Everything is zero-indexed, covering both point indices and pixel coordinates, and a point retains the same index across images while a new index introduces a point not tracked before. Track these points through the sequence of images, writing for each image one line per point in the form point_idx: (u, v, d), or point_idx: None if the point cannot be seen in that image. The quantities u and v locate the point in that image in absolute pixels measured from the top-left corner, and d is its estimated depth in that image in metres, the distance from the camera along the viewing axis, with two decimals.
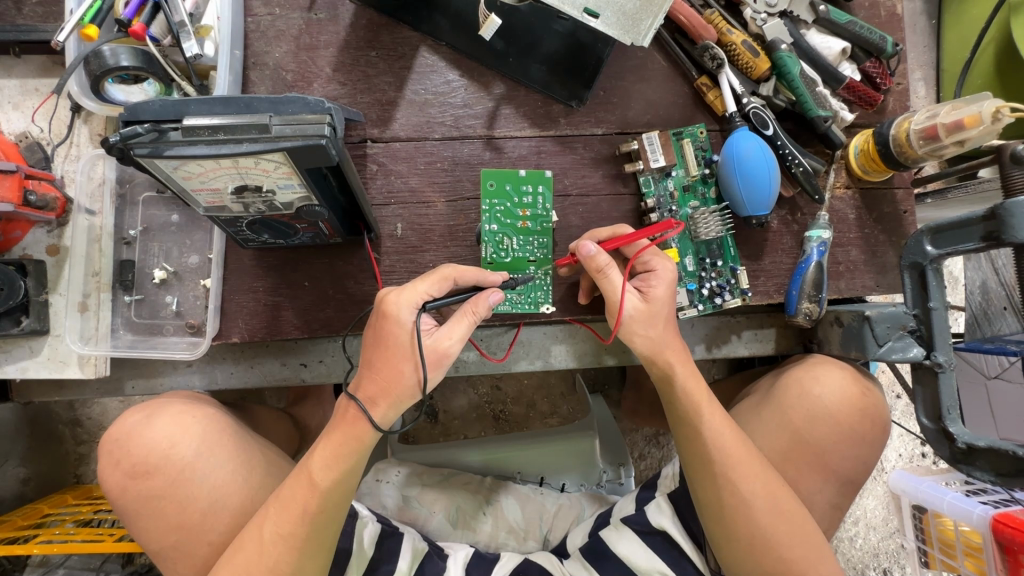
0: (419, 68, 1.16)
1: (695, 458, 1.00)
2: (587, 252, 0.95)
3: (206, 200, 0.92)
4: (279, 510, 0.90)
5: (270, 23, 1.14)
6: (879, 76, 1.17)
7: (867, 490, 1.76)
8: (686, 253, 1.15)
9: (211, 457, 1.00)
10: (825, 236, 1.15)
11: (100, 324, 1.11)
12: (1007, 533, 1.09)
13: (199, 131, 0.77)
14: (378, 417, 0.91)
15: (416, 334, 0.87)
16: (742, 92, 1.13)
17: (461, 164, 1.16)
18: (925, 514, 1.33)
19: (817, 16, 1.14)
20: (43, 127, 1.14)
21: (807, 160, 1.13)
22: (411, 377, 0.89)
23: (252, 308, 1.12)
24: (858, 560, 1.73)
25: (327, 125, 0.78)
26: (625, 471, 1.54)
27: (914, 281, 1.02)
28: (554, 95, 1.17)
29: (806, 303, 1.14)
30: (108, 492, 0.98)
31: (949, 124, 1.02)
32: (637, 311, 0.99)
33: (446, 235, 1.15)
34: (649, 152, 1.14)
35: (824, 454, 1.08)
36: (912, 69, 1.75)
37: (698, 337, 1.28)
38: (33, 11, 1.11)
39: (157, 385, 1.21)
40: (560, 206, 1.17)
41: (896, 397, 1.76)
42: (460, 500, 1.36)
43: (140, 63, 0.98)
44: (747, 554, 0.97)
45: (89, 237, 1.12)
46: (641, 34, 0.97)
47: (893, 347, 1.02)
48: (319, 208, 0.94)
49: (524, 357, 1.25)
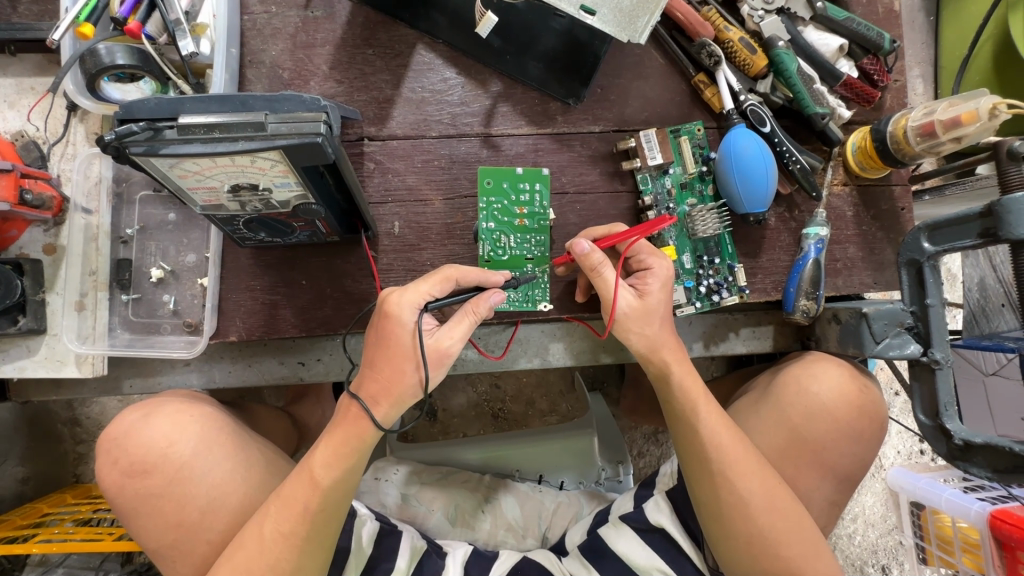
0: (416, 66, 1.16)
1: (694, 457, 0.99)
2: (582, 249, 0.96)
3: (203, 199, 0.92)
4: (280, 508, 0.90)
5: (267, 21, 1.14)
6: (877, 73, 1.17)
7: (866, 487, 1.76)
8: (684, 251, 1.15)
9: (210, 456, 1.00)
10: (823, 233, 1.15)
11: (98, 324, 1.11)
12: (1005, 530, 1.10)
13: (194, 129, 0.77)
14: (379, 416, 0.91)
15: (418, 335, 0.88)
16: (740, 89, 1.13)
17: (458, 162, 1.16)
18: (923, 511, 1.33)
19: (815, 13, 1.14)
20: (39, 126, 1.13)
21: (805, 158, 1.13)
22: (412, 377, 0.89)
23: (250, 306, 1.12)
24: (857, 558, 1.74)
25: (323, 123, 0.78)
26: (624, 468, 1.55)
27: (912, 279, 1.02)
28: (551, 94, 1.17)
29: (804, 300, 1.14)
30: (107, 490, 0.98)
31: (947, 121, 1.02)
32: (631, 308, 1.00)
33: (444, 233, 1.15)
34: (647, 150, 1.14)
35: (823, 452, 1.08)
36: (911, 66, 1.75)
37: (696, 335, 1.28)
38: (28, 10, 1.11)
39: (155, 384, 1.22)
40: (557, 204, 1.17)
41: (894, 394, 1.77)
42: (460, 499, 1.36)
43: (136, 61, 0.98)
44: (746, 553, 0.96)
45: (86, 236, 1.12)
46: (638, 31, 0.97)
47: (891, 344, 1.02)
48: (316, 206, 0.95)
49: (522, 355, 1.25)
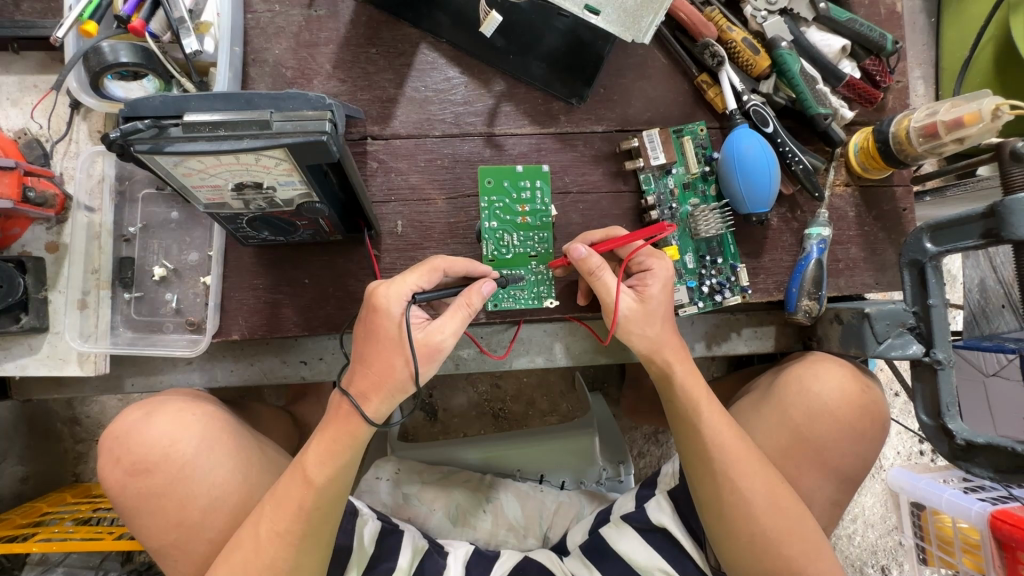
0: (419, 65, 1.16)
1: (696, 457, 1.00)
2: (578, 255, 0.96)
3: (206, 197, 0.91)
4: (274, 508, 0.90)
5: (270, 20, 1.14)
6: (879, 74, 1.17)
7: (865, 488, 1.76)
8: (686, 251, 1.15)
9: (210, 455, 0.99)
10: (825, 234, 1.15)
11: (100, 321, 1.11)
12: (1006, 530, 1.10)
13: (199, 126, 0.77)
14: (370, 413, 0.91)
15: (405, 325, 0.87)
16: (742, 89, 1.13)
17: (461, 161, 1.16)
18: (923, 512, 1.34)
19: (817, 14, 1.14)
20: (42, 124, 1.13)
21: (807, 158, 1.14)
22: (402, 371, 0.89)
23: (252, 305, 1.12)
24: (857, 558, 1.74)
25: (328, 121, 0.78)
26: (625, 468, 1.54)
27: (914, 279, 1.02)
28: (554, 93, 1.17)
29: (806, 300, 1.14)
30: (108, 489, 0.97)
31: (949, 122, 1.02)
32: (632, 311, 1.00)
33: (447, 232, 1.15)
34: (650, 150, 1.14)
35: (825, 452, 1.08)
36: (912, 66, 1.75)
37: (698, 335, 1.28)
38: (30, 7, 1.11)
39: (156, 382, 1.21)
40: (560, 203, 1.17)
41: (894, 395, 1.78)
42: (460, 498, 1.35)
43: (139, 59, 0.97)
44: (748, 553, 0.96)
45: (88, 234, 1.12)
46: (642, 31, 0.97)
47: (894, 345, 1.02)
48: (320, 205, 0.94)
49: (524, 354, 1.25)
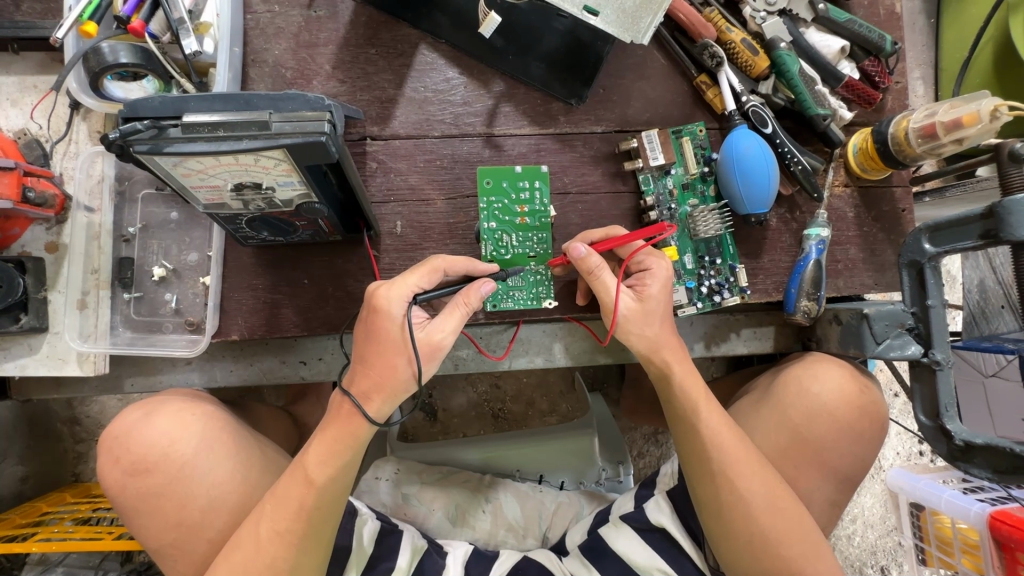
0: (419, 66, 1.16)
1: (695, 457, 1.00)
2: (577, 254, 0.96)
3: (206, 198, 0.92)
4: (274, 507, 0.90)
5: (270, 21, 1.14)
6: (879, 75, 1.17)
7: (865, 488, 1.76)
8: (685, 251, 1.16)
9: (209, 455, 1.00)
10: (824, 234, 1.15)
11: (100, 321, 1.11)
12: (1005, 531, 1.10)
13: (199, 127, 0.77)
14: (373, 412, 0.91)
15: (407, 327, 0.88)
16: (742, 90, 1.13)
17: (460, 162, 1.16)
18: (922, 512, 1.34)
19: (817, 15, 1.14)
20: (42, 124, 1.14)
21: (806, 159, 1.14)
22: (405, 371, 0.89)
23: (251, 305, 1.12)
24: (856, 558, 1.74)
25: (327, 122, 0.78)
26: (624, 468, 1.54)
27: (913, 279, 1.02)
28: (554, 94, 1.17)
29: (805, 301, 1.14)
30: (108, 489, 0.98)
31: (948, 123, 1.02)
32: (630, 311, 1.00)
33: (446, 233, 1.15)
34: (649, 150, 1.14)
35: (823, 452, 1.08)
36: (912, 67, 1.75)
37: (698, 335, 1.28)
38: (30, 8, 1.11)
39: (155, 382, 1.22)
40: (559, 204, 1.17)
41: (893, 395, 1.78)
42: (459, 498, 1.36)
43: (139, 60, 0.98)
44: (746, 553, 0.97)
45: (88, 234, 1.12)
46: (641, 32, 0.97)
47: (891, 345, 1.02)
48: (319, 206, 0.95)
49: (523, 354, 1.26)
